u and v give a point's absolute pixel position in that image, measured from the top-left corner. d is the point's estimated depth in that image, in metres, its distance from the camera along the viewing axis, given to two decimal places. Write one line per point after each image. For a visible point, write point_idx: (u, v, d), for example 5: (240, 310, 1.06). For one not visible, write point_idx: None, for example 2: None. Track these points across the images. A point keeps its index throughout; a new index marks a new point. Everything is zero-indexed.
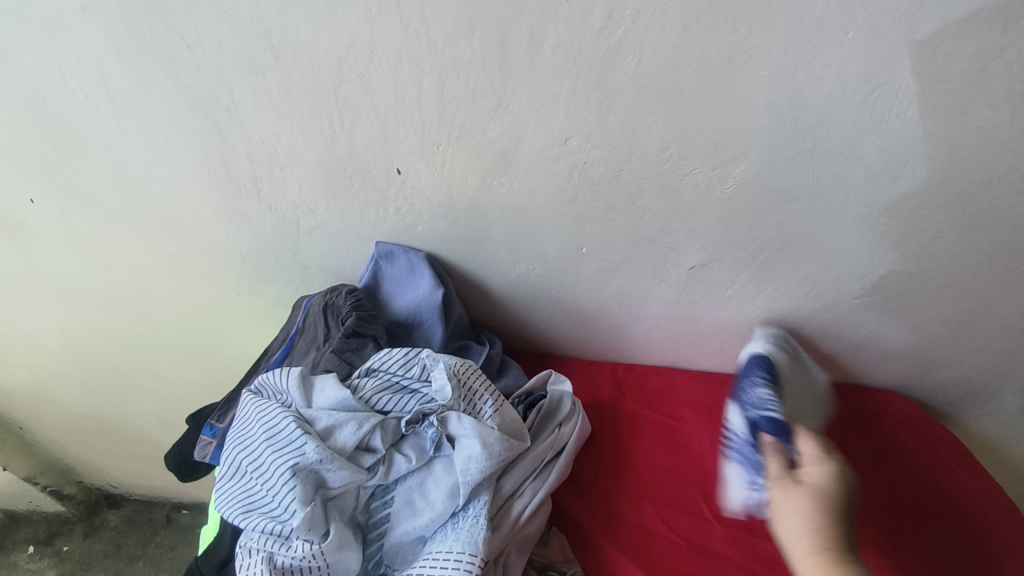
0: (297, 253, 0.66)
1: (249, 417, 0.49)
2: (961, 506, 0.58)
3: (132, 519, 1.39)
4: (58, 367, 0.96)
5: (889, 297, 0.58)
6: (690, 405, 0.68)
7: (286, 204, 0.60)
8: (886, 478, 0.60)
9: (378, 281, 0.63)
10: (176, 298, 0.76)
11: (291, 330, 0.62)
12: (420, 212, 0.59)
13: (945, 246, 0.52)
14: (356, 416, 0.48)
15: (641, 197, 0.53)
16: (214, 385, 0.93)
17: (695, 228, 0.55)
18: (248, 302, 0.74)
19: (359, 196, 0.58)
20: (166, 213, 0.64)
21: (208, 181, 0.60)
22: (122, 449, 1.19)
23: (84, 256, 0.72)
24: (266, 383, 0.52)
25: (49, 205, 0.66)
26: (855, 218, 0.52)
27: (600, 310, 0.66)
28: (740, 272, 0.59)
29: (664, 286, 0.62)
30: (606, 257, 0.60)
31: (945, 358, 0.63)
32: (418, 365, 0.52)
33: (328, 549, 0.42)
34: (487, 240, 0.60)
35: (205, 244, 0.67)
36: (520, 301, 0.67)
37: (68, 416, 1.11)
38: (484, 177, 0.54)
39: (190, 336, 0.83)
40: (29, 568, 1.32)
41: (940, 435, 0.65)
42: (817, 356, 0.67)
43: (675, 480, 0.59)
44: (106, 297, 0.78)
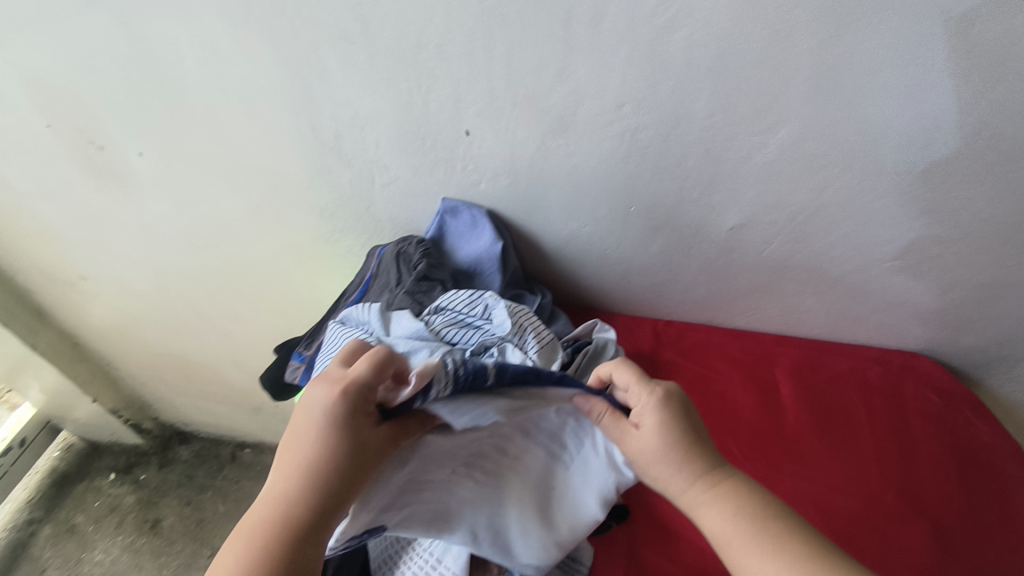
0: (371, 206, 0.73)
1: (338, 341, 0.57)
2: (978, 460, 0.62)
3: (201, 454, 1.55)
4: (147, 307, 1.06)
5: (919, 261, 0.62)
6: (725, 358, 0.74)
7: (364, 160, 0.67)
8: (908, 429, 0.65)
9: (443, 233, 0.70)
10: (259, 246, 0.85)
11: (365, 276, 0.69)
12: (483, 170, 0.65)
13: (974, 211, 0.56)
14: (428, 345, 0.54)
15: (687, 160, 0.58)
16: (285, 329, 1.03)
17: (736, 191, 0.60)
18: (322, 251, 0.83)
19: (429, 154, 0.65)
20: (256, 166, 0.72)
21: (296, 138, 0.67)
22: (195, 387, 1.31)
23: (181, 206, 0.81)
24: (350, 315, 0.60)
25: (156, 157, 0.74)
26: (889, 184, 0.56)
27: (644, 267, 0.72)
28: (777, 233, 0.63)
29: (704, 245, 0.67)
30: (652, 217, 0.65)
31: (972, 322, 0.67)
32: (481, 305, 0.59)
33: None
34: (543, 198, 0.66)
35: (288, 196, 0.75)
36: (570, 256, 0.73)
37: (150, 355, 1.23)
38: (544, 139, 0.60)
39: (267, 282, 0.92)
40: (111, 492, 1.48)
41: (963, 393, 0.69)
42: (847, 317, 0.72)
43: (708, 422, 0.65)
44: (196, 244, 0.87)
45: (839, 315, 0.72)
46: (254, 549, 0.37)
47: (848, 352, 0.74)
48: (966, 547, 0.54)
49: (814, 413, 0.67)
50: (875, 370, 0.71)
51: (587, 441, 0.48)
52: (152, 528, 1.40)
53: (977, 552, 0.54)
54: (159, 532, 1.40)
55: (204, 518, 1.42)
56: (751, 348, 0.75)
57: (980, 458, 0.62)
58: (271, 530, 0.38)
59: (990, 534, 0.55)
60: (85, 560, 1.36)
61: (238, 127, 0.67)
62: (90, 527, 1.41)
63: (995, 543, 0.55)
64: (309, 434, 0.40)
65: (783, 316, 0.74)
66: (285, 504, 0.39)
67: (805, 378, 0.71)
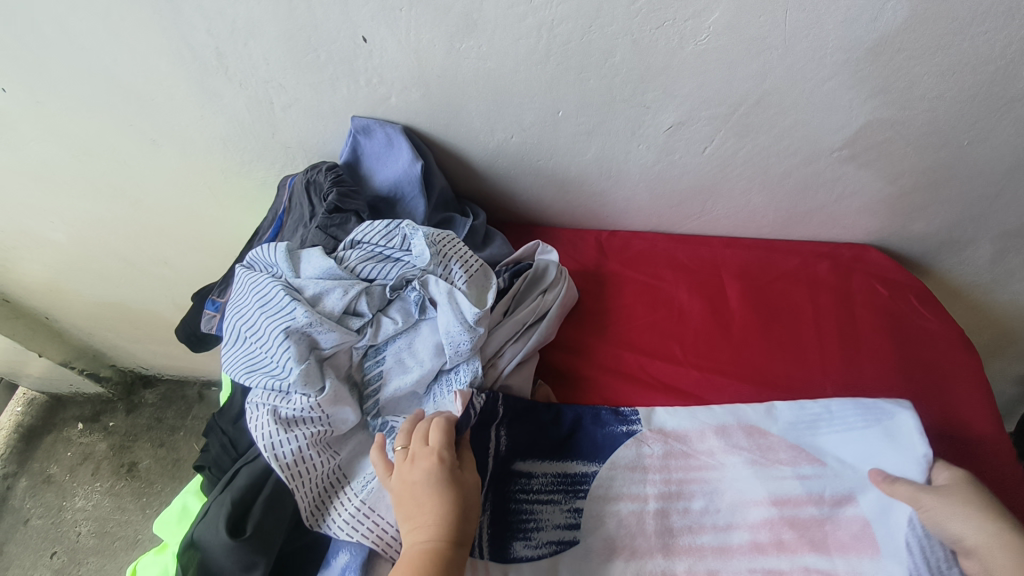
0: (276, 132, 0.66)
1: (244, 289, 0.53)
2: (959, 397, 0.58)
3: (167, 396, 1.48)
4: (68, 258, 0.99)
5: (867, 149, 0.58)
6: (670, 265, 0.71)
7: (257, 81, 0.60)
8: (848, 317, 0.64)
9: (357, 156, 0.63)
10: (166, 185, 0.77)
11: (278, 209, 0.64)
12: (392, 83, 0.58)
13: (925, 90, 0.52)
14: (342, 283, 0.52)
15: (615, 53, 0.52)
16: (219, 268, 0.97)
17: (670, 85, 0.54)
18: (236, 185, 0.76)
19: (328, 68, 0.57)
20: (139, 95, 0.63)
21: (175, 59, 0.58)
22: (144, 333, 1.26)
23: (67, 145, 0.72)
24: (257, 258, 0.55)
25: (22, 94, 0.65)
26: (833, 65, 0.50)
27: (580, 177, 0.67)
28: (717, 130, 0.58)
29: (642, 148, 0.62)
30: (582, 121, 0.59)
31: (923, 209, 0.65)
32: (399, 236, 0.55)
33: (324, 401, 0.48)
34: (462, 109, 0.60)
35: (184, 127, 0.67)
36: (500, 171, 0.67)
37: (88, 305, 1.16)
38: (451, 40, 0.53)
39: (187, 222, 0.85)
40: (82, 441, 1.41)
41: (910, 282, 0.68)
42: (795, 213, 0.68)
43: (654, 333, 0.64)
44: (99, 188, 0.79)
45: (789, 211, 0.68)
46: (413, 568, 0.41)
47: (795, 249, 0.71)
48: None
49: (760, 312, 0.65)
50: (823, 266, 0.69)
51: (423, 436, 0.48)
52: (128, 472, 1.36)
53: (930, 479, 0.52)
54: (137, 475, 1.35)
55: (179, 457, 1.38)
56: (697, 252, 0.72)
57: (956, 387, 0.58)
58: (436, 563, 0.41)
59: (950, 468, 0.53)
60: (67, 508, 1.31)
61: (103, 48, 0.58)
62: (67, 477, 1.36)
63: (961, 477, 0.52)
64: (434, 494, 0.43)
65: (731, 218, 0.71)
66: (417, 560, 0.41)
67: (751, 281, 0.68)
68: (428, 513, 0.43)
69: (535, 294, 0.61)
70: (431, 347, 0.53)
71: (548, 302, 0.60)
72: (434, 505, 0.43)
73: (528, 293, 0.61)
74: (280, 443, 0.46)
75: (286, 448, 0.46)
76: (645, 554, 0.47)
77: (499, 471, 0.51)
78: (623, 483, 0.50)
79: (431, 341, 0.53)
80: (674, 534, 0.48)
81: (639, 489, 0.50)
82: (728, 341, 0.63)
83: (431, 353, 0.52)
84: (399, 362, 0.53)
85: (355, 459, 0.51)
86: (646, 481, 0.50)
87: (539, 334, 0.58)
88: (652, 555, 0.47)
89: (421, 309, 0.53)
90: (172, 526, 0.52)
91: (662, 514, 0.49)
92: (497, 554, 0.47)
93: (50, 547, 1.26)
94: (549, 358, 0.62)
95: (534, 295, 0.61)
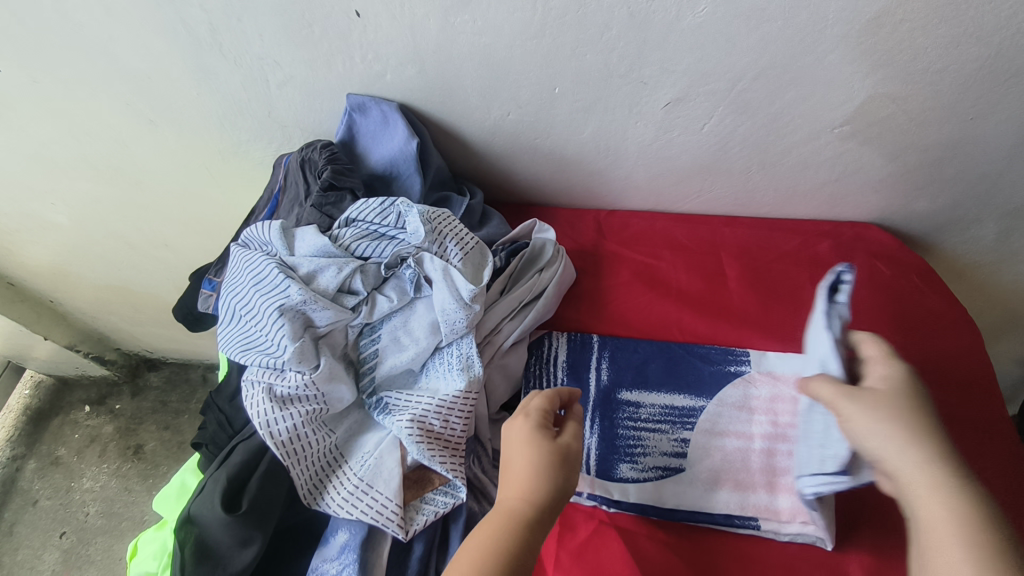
0: (272, 110, 0.66)
1: (239, 267, 0.53)
2: (962, 405, 0.55)
3: (172, 379, 1.49)
4: (69, 241, 0.99)
5: (869, 125, 0.57)
6: (670, 245, 0.70)
7: (251, 58, 0.59)
8: (848, 298, 0.63)
9: (353, 134, 0.63)
10: (164, 165, 0.77)
11: (274, 188, 0.63)
12: (387, 59, 0.57)
13: (928, 64, 0.50)
14: (337, 261, 0.51)
15: (611, 27, 0.51)
16: (220, 250, 0.97)
17: (668, 59, 0.53)
18: (234, 164, 0.75)
19: (322, 44, 0.56)
20: (133, 73, 0.63)
21: (169, 34, 0.58)
22: (148, 316, 1.26)
23: (64, 125, 0.71)
24: (251, 237, 0.55)
25: (17, 72, 0.64)
26: (834, 37, 0.49)
27: (578, 155, 0.66)
28: (716, 106, 0.57)
29: (641, 126, 0.61)
30: (579, 97, 0.58)
31: (928, 186, 0.63)
32: (394, 214, 0.54)
33: (318, 378, 0.48)
34: (458, 86, 0.59)
35: (180, 105, 0.67)
36: (498, 149, 0.67)
37: (91, 288, 1.17)
38: (446, 14, 0.52)
39: (187, 203, 0.85)
40: (89, 424, 1.42)
41: (914, 262, 0.67)
42: (797, 192, 0.68)
43: (653, 313, 0.63)
44: (97, 168, 0.79)
45: (791, 190, 0.67)
46: (498, 527, 0.39)
47: (797, 229, 0.70)
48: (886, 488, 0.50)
49: (760, 291, 0.65)
50: (825, 246, 0.68)
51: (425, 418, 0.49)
52: (135, 454, 1.37)
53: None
54: (143, 457, 1.37)
55: (184, 440, 1.39)
56: (697, 231, 0.71)
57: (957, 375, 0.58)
58: (512, 528, 0.39)
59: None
60: (75, 488, 1.33)
61: (96, 25, 0.58)
62: (74, 459, 1.37)
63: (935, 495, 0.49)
64: (529, 459, 0.42)
65: (732, 197, 0.70)
66: (505, 519, 0.39)
67: (752, 261, 0.67)
68: (525, 475, 0.41)
69: (532, 272, 0.60)
70: (426, 325, 0.52)
71: (545, 280, 0.60)
72: (528, 469, 0.41)
73: (525, 272, 0.61)
74: (275, 421, 0.46)
75: (282, 426, 0.47)
76: (749, 488, 0.49)
77: (606, 399, 0.56)
78: (729, 421, 0.53)
79: (427, 320, 0.53)
80: (779, 473, 0.50)
81: (746, 428, 0.53)
82: (726, 321, 0.62)
83: (427, 331, 0.52)
84: (395, 341, 0.53)
85: (352, 437, 0.52)
86: (753, 421, 0.53)
87: (536, 312, 0.58)
88: (757, 489, 0.49)
89: (416, 287, 0.53)
90: (171, 504, 0.52)
91: (769, 454, 0.51)
92: (600, 472, 0.52)
93: (59, 528, 1.28)
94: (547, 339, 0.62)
95: (531, 274, 0.60)
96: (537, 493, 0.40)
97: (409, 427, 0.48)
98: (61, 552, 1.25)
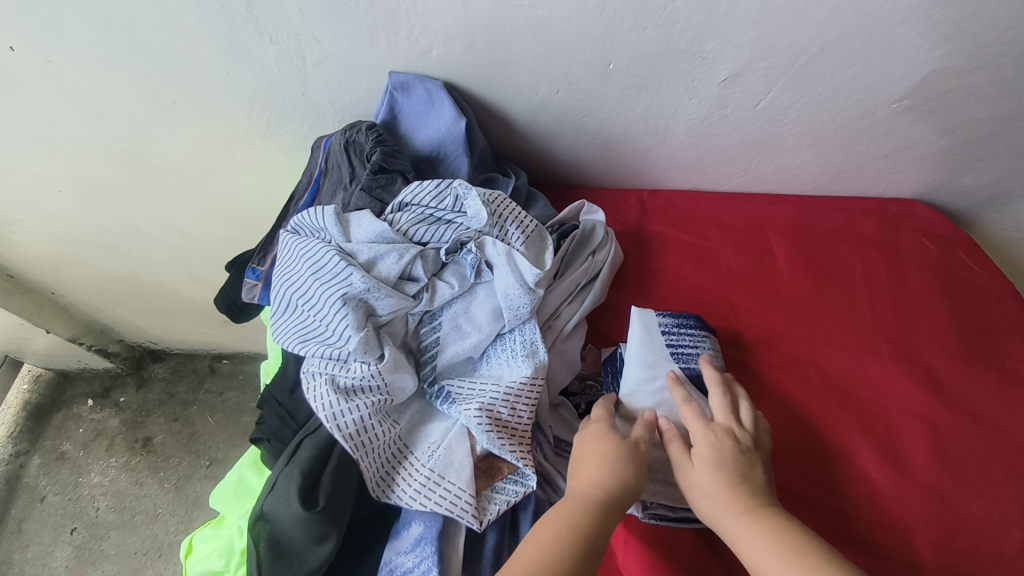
0: (307, 91, 0.63)
1: (292, 255, 0.51)
2: (1005, 372, 0.55)
3: (178, 370, 1.45)
4: (76, 229, 0.95)
5: (928, 100, 0.56)
6: (715, 224, 0.69)
7: (289, 34, 0.56)
8: (895, 271, 0.63)
9: (395, 115, 0.61)
10: (186, 149, 0.74)
11: (314, 172, 0.61)
12: (435, 34, 0.54)
13: (998, 36, 0.49)
14: (397, 247, 0.50)
15: (674, 0, 0.49)
16: (237, 238, 0.95)
17: (731, 33, 0.52)
18: (260, 148, 0.73)
19: (366, 19, 0.54)
20: (158, 51, 0.60)
21: (200, 10, 0.55)
22: (154, 306, 1.23)
23: (81, 108, 0.68)
24: (303, 223, 0.53)
25: (32, 52, 0.60)
26: (907, 8, 0.48)
27: (625, 133, 0.64)
28: (775, 81, 0.56)
29: (693, 103, 0.59)
30: (632, 74, 0.57)
31: (977, 162, 0.63)
32: (451, 197, 0.52)
33: (384, 369, 0.46)
34: (507, 63, 0.57)
35: (207, 84, 0.63)
36: (542, 128, 0.65)
37: (95, 279, 1.13)
38: None
39: (205, 190, 0.82)
40: (93, 417, 1.38)
41: (960, 237, 0.67)
42: (844, 168, 0.67)
43: (703, 295, 0.63)
44: (114, 154, 0.75)
45: (838, 166, 0.67)
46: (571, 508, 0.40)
47: (841, 205, 0.70)
48: (931, 469, 0.49)
49: (808, 269, 0.64)
50: (871, 223, 0.68)
51: (493, 407, 0.47)
52: (143, 447, 1.34)
53: (948, 469, 0.49)
54: (152, 449, 1.34)
55: (195, 431, 1.36)
56: (741, 210, 0.70)
57: (1006, 343, 0.58)
58: (582, 507, 0.40)
59: (970, 456, 0.50)
60: (83, 484, 1.30)
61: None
62: (80, 453, 1.34)
63: (979, 465, 0.49)
64: (596, 454, 0.44)
65: (777, 173, 0.69)
66: (578, 503, 0.41)
67: (800, 239, 0.67)
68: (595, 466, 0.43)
69: (585, 255, 0.59)
70: (489, 311, 0.51)
71: (598, 263, 0.59)
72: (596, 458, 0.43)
73: (577, 254, 0.59)
74: (341, 413, 0.45)
75: (348, 418, 0.45)
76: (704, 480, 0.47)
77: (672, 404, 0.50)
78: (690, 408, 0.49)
79: (489, 306, 0.51)
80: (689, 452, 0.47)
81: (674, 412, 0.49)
82: (778, 303, 0.62)
83: (490, 318, 0.51)
84: (456, 328, 0.51)
85: (415, 427, 0.50)
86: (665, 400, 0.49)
87: (594, 295, 0.57)
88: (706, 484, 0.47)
89: (476, 273, 0.52)
90: (230, 502, 0.51)
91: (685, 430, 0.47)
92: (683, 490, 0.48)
93: (69, 525, 1.25)
94: (601, 324, 0.62)
95: (585, 256, 0.59)
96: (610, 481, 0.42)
97: (478, 417, 0.46)
98: (73, 548, 1.23)
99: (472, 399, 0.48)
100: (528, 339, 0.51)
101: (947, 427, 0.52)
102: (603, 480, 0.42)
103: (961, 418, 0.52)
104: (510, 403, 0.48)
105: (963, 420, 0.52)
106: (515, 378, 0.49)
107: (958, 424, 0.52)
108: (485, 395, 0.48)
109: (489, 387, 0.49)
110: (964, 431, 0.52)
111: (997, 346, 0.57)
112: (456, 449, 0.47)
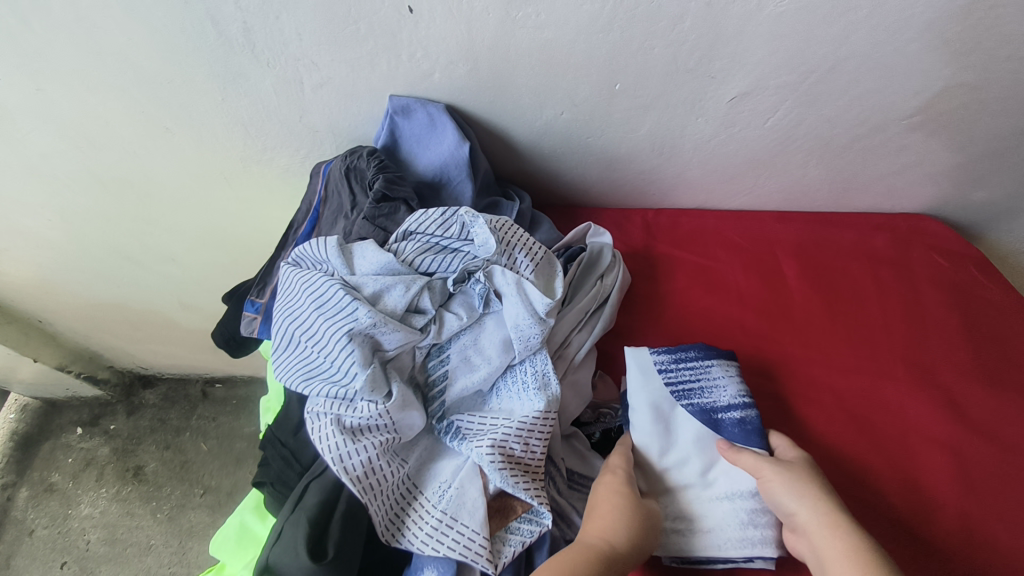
0: (305, 115, 0.61)
1: (294, 288, 0.49)
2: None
3: (169, 395, 1.41)
4: (64, 257, 0.92)
5: (940, 116, 0.55)
6: (722, 243, 0.68)
7: (287, 59, 0.55)
8: (907, 289, 0.62)
9: (395, 139, 0.59)
10: (178, 175, 0.72)
11: (313, 200, 0.59)
12: (436, 57, 0.53)
13: (1012, 52, 0.49)
14: (403, 279, 0.48)
15: (684, 20, 0.48)
16: (230, 263, 0.92)
17: (741, 52, 0.50)
18: (256, 173, 0.71)
19: (366, 43, 0.52)
20: (151, 77, 0.58)
21: (195, 35, 0.53)
22: (146, 332, 1.20)
23: (69, 135, 0.66)
24: (304, 255, 0.51)
25: (19, 80, 0.58)
26: (921, 25, 0.47)
27: (631, 153, 0.63)
28: (785, 99, 0.55)
29: (701, 122, 0.58)
30: (639, 94, 0.55)
31: (987, 176, 0.62)
32: (457, 225, 0.51)
33: (392, 408, 0.44)
34: (511, 85, 0.56)
35: (201, 110, 0.62)
36: (546, 149, 0.63)
37: (84, 306, 1.10)
38: (508, 9, 0.48)
39: (198, 215, 0.80)
40: (82, 447, 1.34)
41: (970, 252, 0.66)
42: (852, 185, 0.66)
43: (713, 317, 0.61)
44: (104, 181, 0.73)
45: (846, 183, 0.66)
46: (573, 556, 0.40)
47: (849, 221, 0.69)
48: (956, 494, 0.48)
49: (819, 288, 0.63)
50: (881, 239, 0.67)
51: (505, 444, 0.45)
52: (135, 476, 1.30)
53: (973, 494, 0.48)
54: (144, 479, 1.30)
55: (188, 459, 1.32)
56: (749, 228, 0.69)
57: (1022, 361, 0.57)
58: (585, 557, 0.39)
59: (994, 479, 0.49)
60: (73, 516, 1.26)
61: (112, 25, 0.52)
62: (70, 484, 1.30)
63: (1004, 489, 0.48)
64: (604, 508, 0.43)
65: (785, 190, 0.68)
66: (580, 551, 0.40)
67: (809, 257, 0.66)
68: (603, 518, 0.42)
69: (593, 279, 0.57)
70: (499, 343, 0.49)
71: (607, 287, 0.57)
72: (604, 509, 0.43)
73: (585, 279, 0.58)
74: (348, 455, 0.42)
75: (355, 460, 0.43)
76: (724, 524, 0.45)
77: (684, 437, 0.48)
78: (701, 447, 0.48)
79: (498, 337, 0.50)
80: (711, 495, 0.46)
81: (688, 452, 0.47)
82: (790, 324, 0.60)
83: (500, 349, 0.49)
84: (465, 360, 0.49)
85: (424, 466, 0.48)
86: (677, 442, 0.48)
87: (604, 321, 0.56)
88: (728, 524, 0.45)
89: (485, 302, 0.50)
90: (232, 550, 0.49)
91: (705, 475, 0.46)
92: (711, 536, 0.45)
93: (58, 559, 1.22)
94: (611, 349, 0.60)
95: (593, 281, 0.57)
96: (614, 535, 0.41)
97: (491, 455, 0.44)
98: None
99: (483, 434, 0.46)
100: (540, 372, 0.49)
101: (970, 450, 0.51)
102: (608, 534, 0.41)
103: (983, 439, 0.51)
104: (523, 440, 0.46)
105: (985, 441, 0.51)
106: (527, 411, 0.47)
107: (980, 446, 0.51)
108: (497, 430, 0.46)
109: (500, 422, 0.47)
110: (987, 453, 0.50)
111: (1014, 365, 0.56)
112: (468, 488, 0.45)
